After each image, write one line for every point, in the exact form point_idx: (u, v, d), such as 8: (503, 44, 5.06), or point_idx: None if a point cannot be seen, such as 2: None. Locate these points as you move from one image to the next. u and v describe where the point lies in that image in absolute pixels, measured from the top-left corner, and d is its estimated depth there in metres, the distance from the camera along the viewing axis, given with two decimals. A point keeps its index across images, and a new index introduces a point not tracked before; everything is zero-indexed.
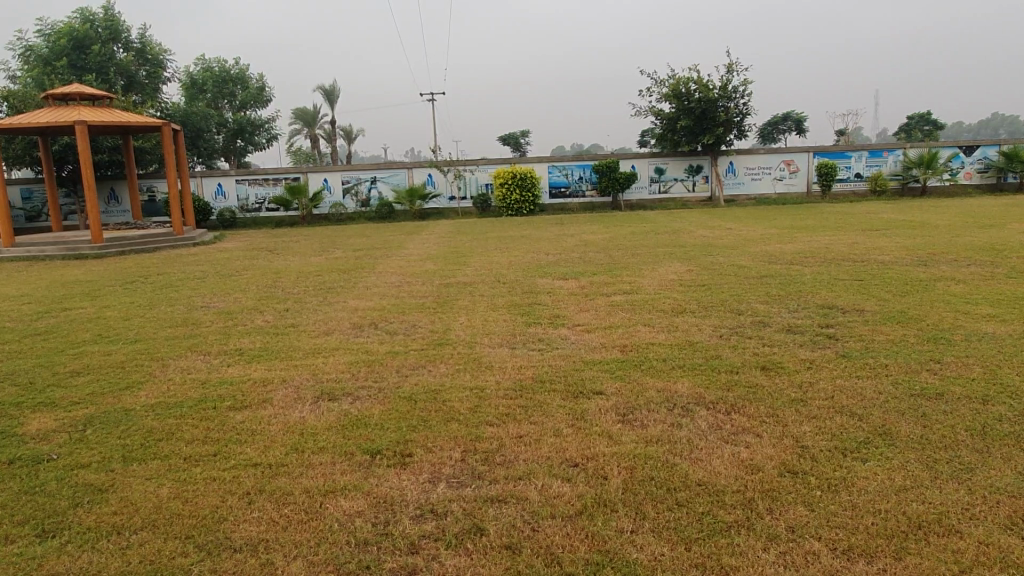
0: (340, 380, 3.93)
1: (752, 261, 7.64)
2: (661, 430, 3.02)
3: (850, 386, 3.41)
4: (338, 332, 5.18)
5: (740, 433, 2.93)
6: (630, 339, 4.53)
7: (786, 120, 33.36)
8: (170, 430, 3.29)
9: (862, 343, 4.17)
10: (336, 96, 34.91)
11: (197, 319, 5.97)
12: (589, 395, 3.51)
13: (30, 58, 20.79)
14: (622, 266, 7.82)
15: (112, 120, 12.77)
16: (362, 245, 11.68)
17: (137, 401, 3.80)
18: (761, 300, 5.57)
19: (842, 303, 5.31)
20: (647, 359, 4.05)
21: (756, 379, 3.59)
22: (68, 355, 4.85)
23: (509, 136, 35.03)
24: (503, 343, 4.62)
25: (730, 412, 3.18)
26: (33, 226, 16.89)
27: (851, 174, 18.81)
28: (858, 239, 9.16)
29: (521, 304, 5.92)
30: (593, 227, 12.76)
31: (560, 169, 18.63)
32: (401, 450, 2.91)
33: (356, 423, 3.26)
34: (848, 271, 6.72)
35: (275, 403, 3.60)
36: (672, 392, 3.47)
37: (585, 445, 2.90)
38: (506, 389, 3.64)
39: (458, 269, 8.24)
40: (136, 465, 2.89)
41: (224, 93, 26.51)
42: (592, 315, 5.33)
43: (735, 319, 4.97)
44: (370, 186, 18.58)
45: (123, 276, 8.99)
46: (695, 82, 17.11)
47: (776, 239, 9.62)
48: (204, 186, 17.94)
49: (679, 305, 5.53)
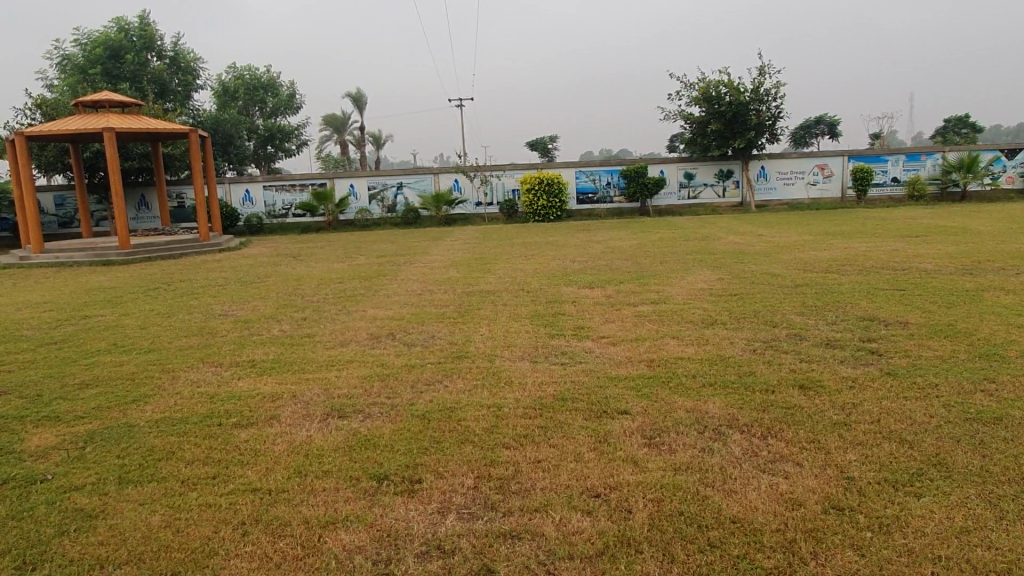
0: (352, 395, 3.75)
1: (786, 269, 7.35)
2: (691, 456, 2.78)
3: (897, 408, 3.15)
4: (354, 343, 5.01)
5: (778, 462, 2.69)
6: (657, 353, 4.30)
7: (819, 123, 32.79)
8: (171, 449, 3.13)
9: (908, 360, 3.88)
10: (364, 102, 35.06)
11: (214, 328, 5.84)
12: (613, 415, 3.28)
13: (66, 67, 21.12)
14: (650, 274, 7.57)
15: (139, 127, 12.80)
16: (386, 252, 11.57)
17: (141, 416, 3.65)
18: (796, 311, 5.29)
19: (884, 315, 5.02)
20: (676, 376, 3.81)
21: (793, 399, 3.34)
22: (80, 366, 4.75)
23: (537, 141, 34.90)
24: (524, 357, 4.41)
25: (767, 436, 2.93)
26: (65, 232, 17.10)
27: (887, 179, 18.31)
28: (897, 246, 8.80)
29: (544, 315, 5.71)
30: (621, 233, 12.50)
31: (588, 174, 18.39)
32: (409, 476, 2.72)
33: (364, 444, 3.07)
34: (888, 280, 6.40)
35: (282, 421, 3.43)
36: (703, 413, 3.23)
37: (608, 472, 2.68)
38: (525, 408, 3.43)
39: (481, 277, 8.05)
40: (131, 488, 2.75)
41: (254, 99, 26.70)
42: (618, 327, 5.10)
43: (769, 331, 4.71)
44: (396, 192, 18.52)
45: (146, 283, 8.95)
46: (726, 84, 16.77)
47: (811, 246, 9.28)
48: (231, 193, 18.01)
49: (710, 316, 5.27)
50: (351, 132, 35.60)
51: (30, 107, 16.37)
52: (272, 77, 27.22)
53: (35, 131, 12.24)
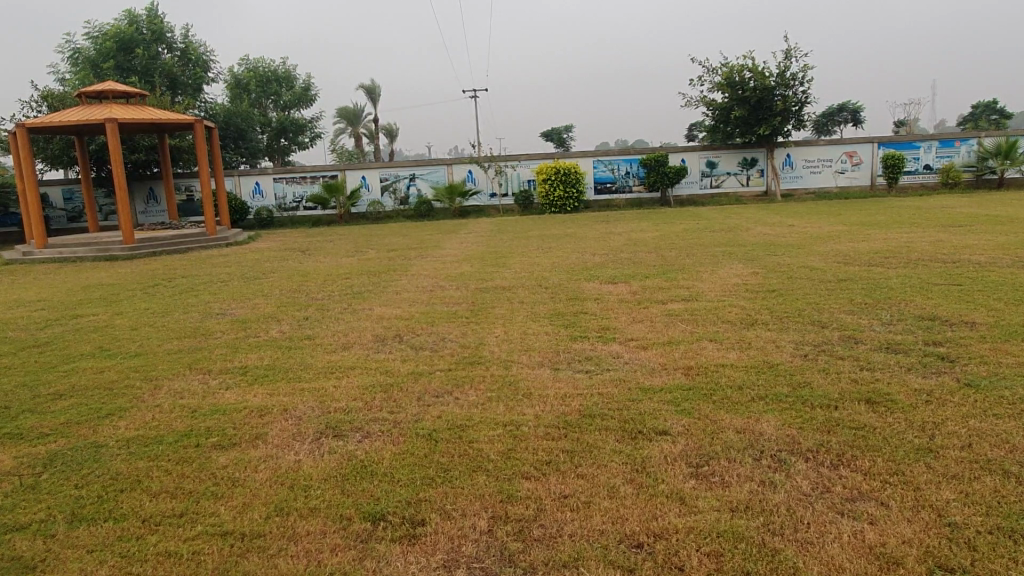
0: (349, 410, 3.30)
1: (824, 262, 6.83)
2: (748, 493, 2.30)
3: (989, 429, 2.66)
4: (358, 346, 4.56)
5: (857, 501, 2.22)
6: (694, 359, 3.81)
7: (843, 111, 32.06)
8: (136, 478, 2.69)
9: (988, 368, 3.38)
10: (378, 94, 34.56)
11: (209, 328, 5.42)
12: (650, 436, 2.81)
13: (77, 61, 20.80)
14: (677, 268, 7.08)
15: (144, 118, 12.43)
16: (397, 245, 11.16)
17: (112, 434, 3.21)
18: (844, 310, 4.79)
19: (945, 313, 4.50)
20: (719, 387, 3.32)
21: (860, 417, 2.85)
22: (58, 372, 4.33)
23: (553, 131, 34.51)
24: (544, 363, 3.94)
25: (838, 465, 2.46)
26: (74, 226, 16.82)
27: (919, 166, 17.66)
28: (941, 236, 8.24)
29: (565, 314, 5.23)
30: (642, 225, 12.02)
31: (606, 164, 17.86)
32: (411, 516, 2.26)
33: (360, 472, 2.62)
34: (940, 273, 5.88)
35: (268, 442, 2.98)
36: (757, 435, 2.75)
37: (650, 514, 2.21)
38: (546, 427, 2.96)
39: (496, 271, 7.60)
40: (82, 529, 2.32)
41: (268, 92, 26.26)
42: (647, 327, 4.63)
43: (818, 333, 4.22)
44: (409, 183, 18.10)
45: (145, 279, 8.57)
46: (750, 69, 16.15)
47: (848, 236, 8.74)
48: (241, 186, 17.61)
49: (748, 315, 4.78)
50: (366, 124, 35.26)
51: (37, 100, 16.09)
52: (287, 69, 26.80)
53: (37, 123, 11.89)
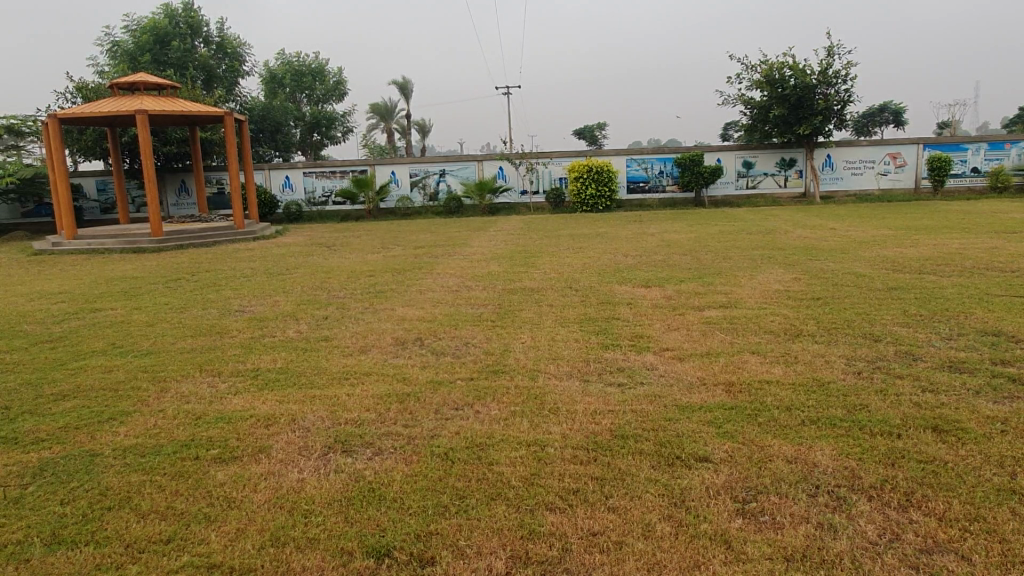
0: (362, 423, 3.06)
1: (870, 268, 6.47)
2: (804, 538, 2.02)
3: None
4: (376, 350, 4.34)
5: (934, 553, 1.93)
6: (737, 375, 3.50)
7: (885, 111, 31.33)
8: (127, 495, 2.48)
9: None
10: (410, 90, 34.45)
11: (225, 326, 5.25)
12: (689, 463, 2.53)
13: (114, 53, 20.87)
14: (713, 271, 6.74)
15: (173, 110, 12.32)
16: (423, 243, 10.92)
17: (110, 442, 3.00)
18: (898, 322, 4.43)
19: (1011, 329, 4.13)
20: (766, 408, 3.01)
21: (929, 449, 2.53)
22: (66, 370, 4.17)
23: (586, 129, 34.23)
24: (573, 374, 3.67)
25: (907, 507, 2.16)
26: (106, 217, 16.92)
27: (966, 168, 17.04)
28: (995, 242, 7.80)
29: (595, 320, 4.94)
30: (677, 225, 11.70)
31: (639, 163, 17.50)
32: (420, 554, 2.03)
33: (368, 497, 2.37)
34: (1000, 283, 5.48)
35: (271, 457, 2.75)
36: (811, 466, 2.45)
37: (692, 561, 1.95)
38: (574, 448, 2.69)
39: (524, 272, 7.32)
40: (60, 555, 2.11)
41: (301, 86, 26.27)
42: (683, 336, 4.34)
43: (871, 347, 3.90)
44: (439, 179, 17.94)
45: (170, 273, 8.44)
46: (791, 66, 15.65)
47: (895, 241, 8.32)
48: (272, 179, 17.59)
49: (793, 326, 4.44)
50: (398, 120, 35.20)
51: (72, 92, 16.21)
52: (320, 64, 26.71)
53: (69, 113, 11.84)
